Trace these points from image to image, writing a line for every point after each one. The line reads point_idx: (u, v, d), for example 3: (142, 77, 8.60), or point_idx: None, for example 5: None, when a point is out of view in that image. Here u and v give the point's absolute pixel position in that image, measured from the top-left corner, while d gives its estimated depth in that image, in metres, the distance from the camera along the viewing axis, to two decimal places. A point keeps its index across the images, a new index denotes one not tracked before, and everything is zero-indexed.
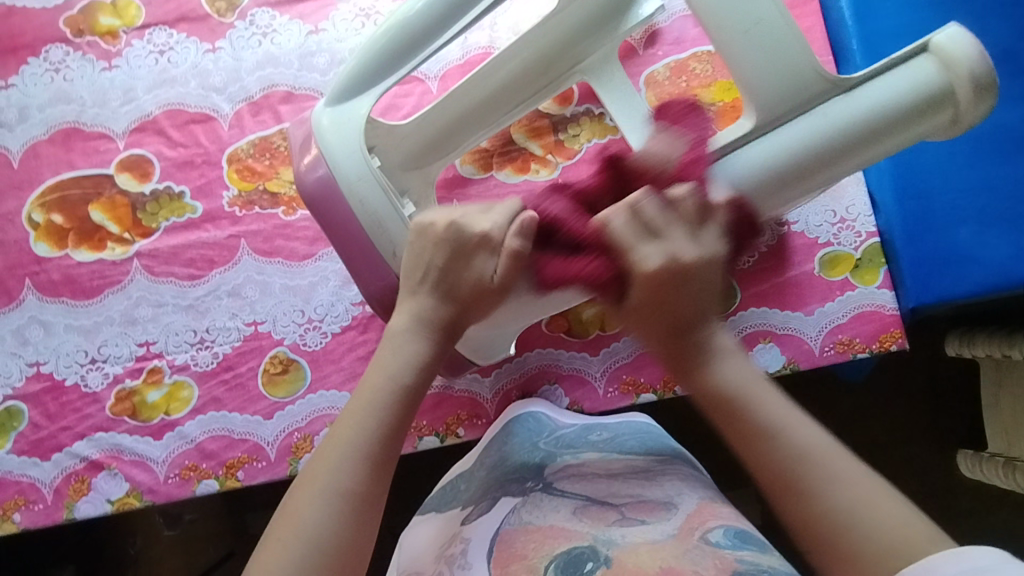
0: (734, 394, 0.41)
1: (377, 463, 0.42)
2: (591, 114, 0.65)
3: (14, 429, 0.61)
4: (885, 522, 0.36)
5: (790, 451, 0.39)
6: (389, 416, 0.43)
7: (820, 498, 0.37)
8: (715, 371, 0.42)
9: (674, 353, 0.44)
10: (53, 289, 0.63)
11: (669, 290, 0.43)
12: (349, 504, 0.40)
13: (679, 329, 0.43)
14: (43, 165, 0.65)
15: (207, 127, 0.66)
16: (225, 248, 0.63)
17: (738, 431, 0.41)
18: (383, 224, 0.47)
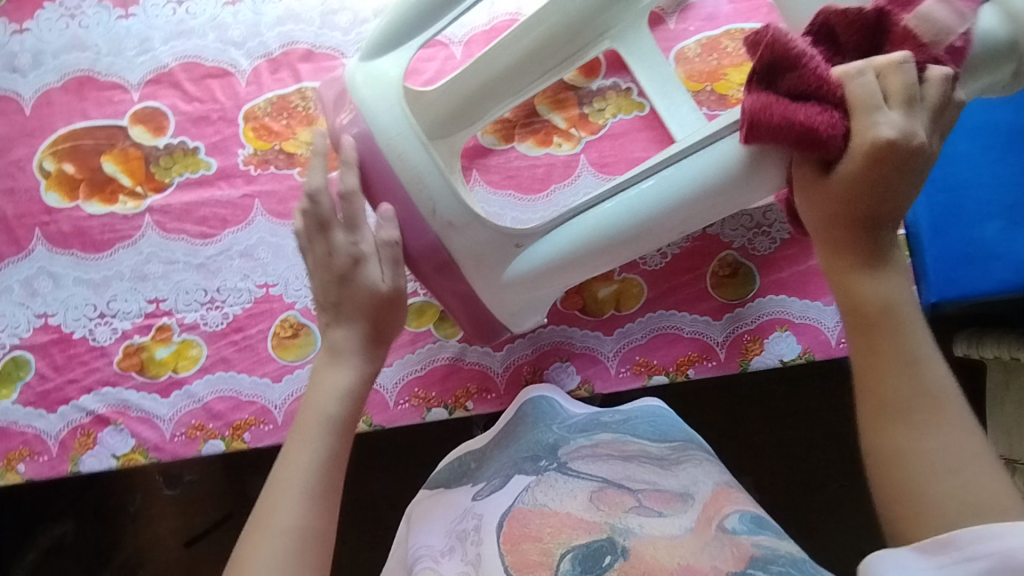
0: (889, 317, 0.40)
1: (318, 495, 0.46)
2: (618, 89, 0.63)
3: (20, 380, 0.60)
4: (971, 486, 0.36)
5: (925, 384, 0.39)
6: (326, 447, 0.47)
7: (915, 442, 0.37)
8: (879, 283, 0.41)
9: (833, 242, 0.42)
10: (63, 241, 0.62)
11: (874, 185, 0.40)
12: (297, 541, 0.44)
13: (876, 223, 0.41)
14: (56, 113, 0.64)
15: (224, 83, 0.64)
16: (239, 207, 0.62)
17: (872, 344, 0.40)
18: (425, 179, 0.47)
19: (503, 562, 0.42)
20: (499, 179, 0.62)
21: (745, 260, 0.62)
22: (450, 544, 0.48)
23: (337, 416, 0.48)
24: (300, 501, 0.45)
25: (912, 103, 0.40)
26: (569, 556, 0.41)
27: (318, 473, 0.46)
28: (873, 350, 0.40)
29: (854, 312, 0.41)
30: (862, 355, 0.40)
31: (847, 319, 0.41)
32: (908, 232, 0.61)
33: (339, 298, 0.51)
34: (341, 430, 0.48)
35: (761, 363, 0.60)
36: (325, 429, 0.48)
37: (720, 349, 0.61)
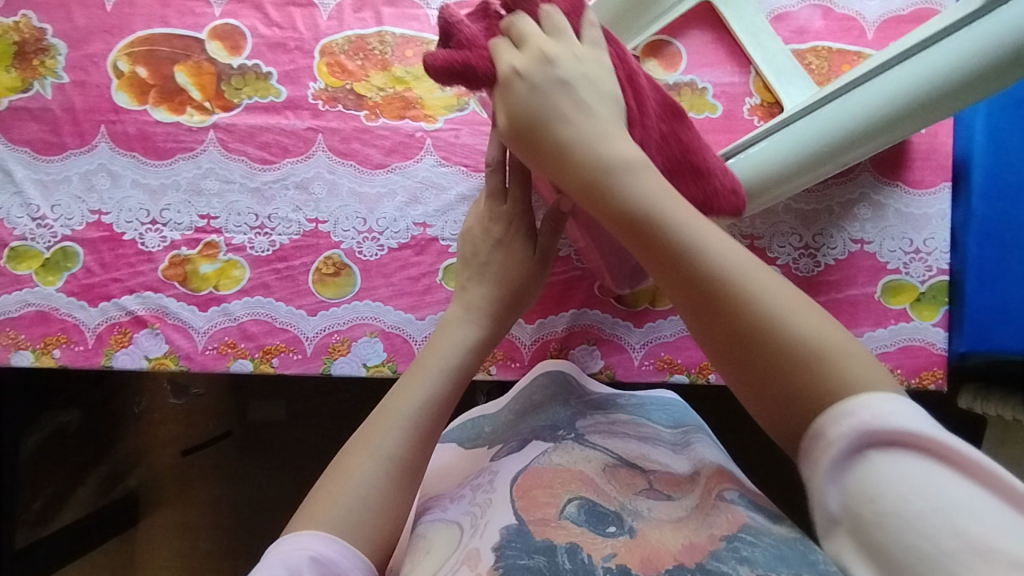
0: (645, 211, 0.40)
1: (423, 434, 0.47)
2: (693, 87, 0.63)
3: (67, 269, 0.62)
4: (827, 360, 0.35)
5: (704, 275, 0.38)
6: (441, 388, 0.49)
7: (739, 356, 0.37)
8: (621, 181, 0.41)
9: (593, 195, 0.41)
10: (126, 142, 0.63)
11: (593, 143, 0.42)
12: (397, 468, 0.45)
13: (596, 185, 0.41)
14: (136, 14, 0.64)
15: (306, 13, 0.64)
16: (301, 139, 0.63)
17: (679, 284, 0.39)
18: None
19: (512, 505, 0.45)
20: None
21: (785, 277, 0.63)
22: (461, 493, 0.50)
23: (456, 363, 0.51)
24: (403, 430, 0.46)
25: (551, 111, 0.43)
26: (576, 501, 0.44)
27: (428, 412, 0.48)
28: (709, 312, 0.38)
29: (652, 248, 0.40)
30: (695, 305, 0.38)
31: (631, 240, 0.40)
32: (952, 278, 0.62)
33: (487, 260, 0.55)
34: (457, 378, 0.50)
35: None
36: (443, 371, 0.50)
37: None
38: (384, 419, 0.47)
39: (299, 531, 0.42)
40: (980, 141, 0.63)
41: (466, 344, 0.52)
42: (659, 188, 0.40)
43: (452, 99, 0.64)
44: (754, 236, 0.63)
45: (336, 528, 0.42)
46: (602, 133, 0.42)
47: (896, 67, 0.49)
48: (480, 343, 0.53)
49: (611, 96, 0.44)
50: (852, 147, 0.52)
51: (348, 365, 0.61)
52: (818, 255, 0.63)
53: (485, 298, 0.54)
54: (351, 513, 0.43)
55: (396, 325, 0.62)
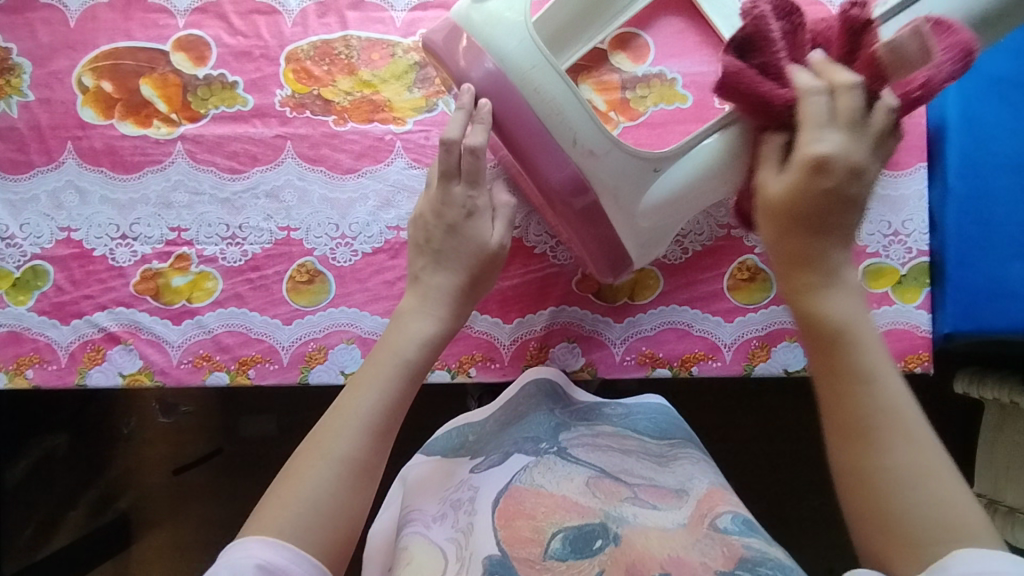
0: (841, 330, 0.44)
1: (376, 434, 0.46)
2: (663, 78, 0.63)
3: (37, 288, 0.61)
4: (952, 525, 0.38)
5: (843, 333, 0.44)
6: (394, 386, 0.48)
7: (902, 496, 0.40)
8: (829, 300, 0.44)
9: (792, 258, 0.46)
10: (93, 157, 0.62)
11: (826, 194, 0.44)
12: (350, 468, 0.44)
13: (817, 229, 0.45)
14: (99, 29, 0.64)
15: (270, 20, 0.64)
16: (270, 147, 0.62)
17: (828, 361, 0.44)
18: (564, 112, 0.49)
19: (495, 535, 0.43)
20: None
21: (765, 267, 0.62)
22: (442, 511, 0.48)
23: (416, 361, 0.50)
24: (358, 432, 0.45)
25: (853, 126, 0.44)
26: (560, 535, 0.43)
27: (386, 411, 0.47)
28: (827, 370, 0.44)
29: (806, 325, 0.45)
30: (822, 370, 0.44)
31: (806, 337, 0.45)
32: (932, 260, 0.61)
33: (440, 246, 0.54)
34: (411, 374, 0.49)
35: (764, 370, 0.61)
36: (398, 369, 0.49)
37: (727, 351, 0.61)
38: (337, 419, 0.46)
39: (248, 536, 0.41)
40: (952, 119, 0.62)
41: (425, 339, 0.51)
42: (842, 266, 0.45)
43: (421, 100, 0.63)
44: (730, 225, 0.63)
45: (286, 534, 0.41)
46: (852, 198, 0.44)
47: (884, 25, 0.49)
48: (440, 336, 0.52)
49: (851, 220, 0.45)
50: (862, 105, 0.51)
51: (326, 373, 0.60)
52: None
53: (445, 287, 0.53)
54: (301, 520, 0.42)
55: (372, 330, 0.61)
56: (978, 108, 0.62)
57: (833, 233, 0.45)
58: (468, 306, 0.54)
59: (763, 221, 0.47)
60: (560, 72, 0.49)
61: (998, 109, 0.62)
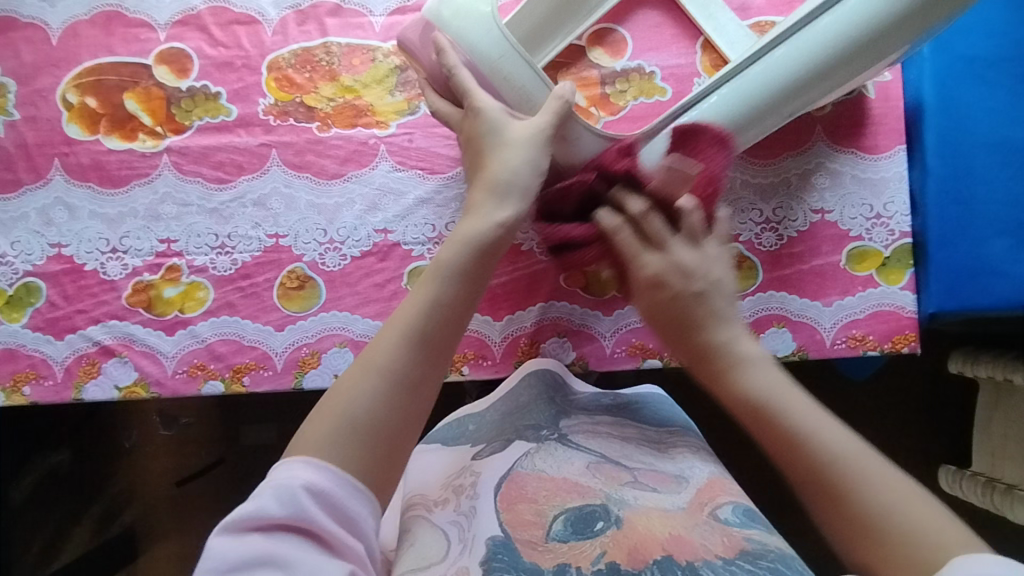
0: (761, 403, 0.47)
1: (421, 346, 0.46)
2: (641, 72, 0.63)
3: (31, 305, 0.62)
4: (914, 530, 0.40)
5: (761, 398, 0.47)
6: (450, 293, 0.48)
7: (852, 520, 0.41)
8: (746, 376, 0.48)
9: (696, 356, 0.51)
10: (81, 173, 0.63)
11: (678, 321, 0.52)
12: (392, 383, 0.45)
13: (685, 322, 0.52)
14: (81, 46, 0.64)
15: (251, 30, 0.65)
16: (256, 156, 0.63)
17: (763, 430, 0.46)
18: (530, 96, 0.53)
19: (498, 517, 0.44)
20: None
21: (750, 254, 0.62)
22: (444, 496, 0.48)
23: (455, 264, 0.48)
24: (404, 342, 0.46)
25: (647, 238, 0.53)
26: (562, 517, 0.43)
27: (426, 314, 0.47)
28: (772, 451, 0.46)
29: (736, 415, 0.48)
30: (764, 441, 0.46)
31: (740, 417, 0.48)
32: (914, 240, 0.62)
33: (472, 154, 0.53)
34: (462, 281, 0.48)
35: None
36: (444, 275, 0.48)
37: None
38: (389, 326, 0.47)
39: (288, 457, 0.42)
40: (929, 100, 0.63)
41: (464, 241, 0.49)
42: (733, 341, 0.50)
43: (403, 104, 0.64)
44: None
45: (322, 450, 0.42)
46: (725, 316, 0.52)
47: (823, 16, 0.52)
48: (490, 237, 0.49)
49: (723, 283, 0.53)
50: (790, 99, 0.54)
51: (320, 377, 0.61)
52: (780, 229, 0.63)
53: (495, 175, 0.51)
54: (341, 428, 0.43)
55: (365, 333, 0.61)
56: (954, 88, 0.63)
57: (719, 324, 0.51)
58: (513, 203, 0.50)
59: (657, 327, 0.54)
60: (526, 61, 0.52)
61: (972, 89, 0.63)
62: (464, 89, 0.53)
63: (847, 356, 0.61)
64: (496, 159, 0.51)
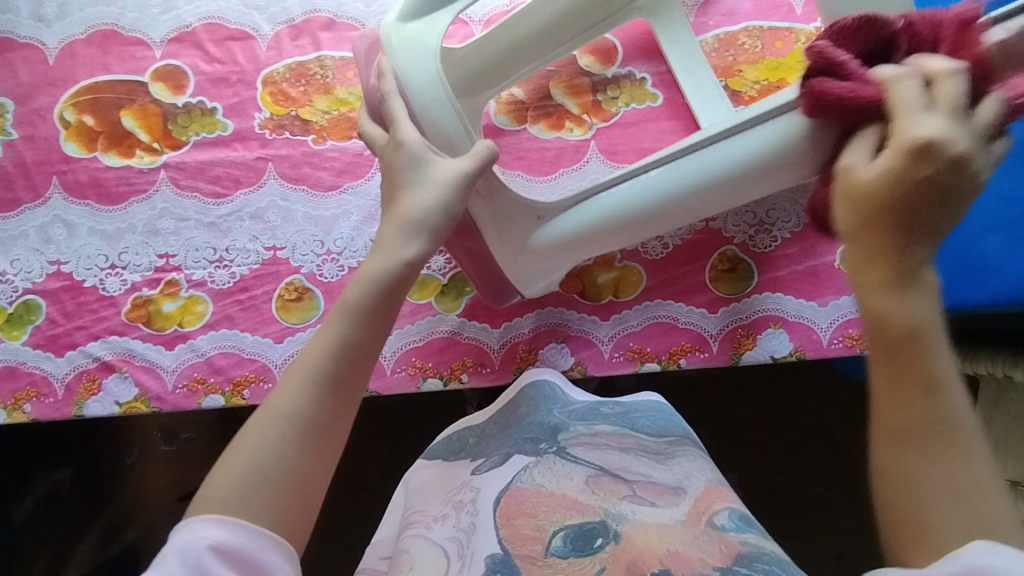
0: (913, 334, 0.39)
1: (329, 387, 0.42)
2: (632, 79, 0.64)
3: (30, 323, 0.62)
4: (970, 514, 0.37)
5: (921, 341, 0.39)
6: (349, 334, 0.44)
7: (922, 489, 0.37)
8: (915, 300, 0.40)
9: (871, 250, 0.40)
10: (79, 191, 0.63)
11: (920, 183, 0.39)
12: (298, 427, 0.41)
13: (902, 224, 0.40)
14: (78, 65, 0.65)
15: (245, 46, 0.65)
16: (252, 170, 0.64)
17: (895, 364, 0.39)
18: (454, 142, 0.48)
19: (496, 534, 0.44)
20: (508, 159, 0.63)
21: (744, 255, 0.63)
22: (444, 512, 0.49)
23: (362, 305, 0.44)
24: (308, 385, 0.42)
25: (929, 91, 0.40)
26: (561, 533, 0.43)
27: (333, 358, 0.43)
28: (891, 384, 0.39)
29: (880, 330, 0.40)
30: (882, 375, 0.40)
31: (869, 337, 0.41)
32: None
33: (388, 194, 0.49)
34: (368, 316, 0.44)
35: (752, 358, 0.61)
36: (347, 310, 0.44)
37: (713, 342, 0.62)
38: (292, 372, 0.43)
39: (197, 513, 0.39)
40: None
41: (371, 279, 0.45)
42: (922, 266, 0.40)
43: None
44: (708, 218, 0.64)
45: (233, 506, 0.39)
46: (954, 220, 0.40)
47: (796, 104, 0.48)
48: (396, 275, 0.45)
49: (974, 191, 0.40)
50: (724, 190, 0.51)
51: None
52: (774, 230, 0.63)
53: (410, 216, 0.46)
54: (250, 482, 0.39)
55: None
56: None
57: (926, 237, 0.40)
58: (422, 243, 0.46)
59: (840, 207, 0.42)
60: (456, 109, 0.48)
61: None
62: (392, 116, 0.49)
63: (845, 355, 0.61)
64: (410, 196, 0.47)
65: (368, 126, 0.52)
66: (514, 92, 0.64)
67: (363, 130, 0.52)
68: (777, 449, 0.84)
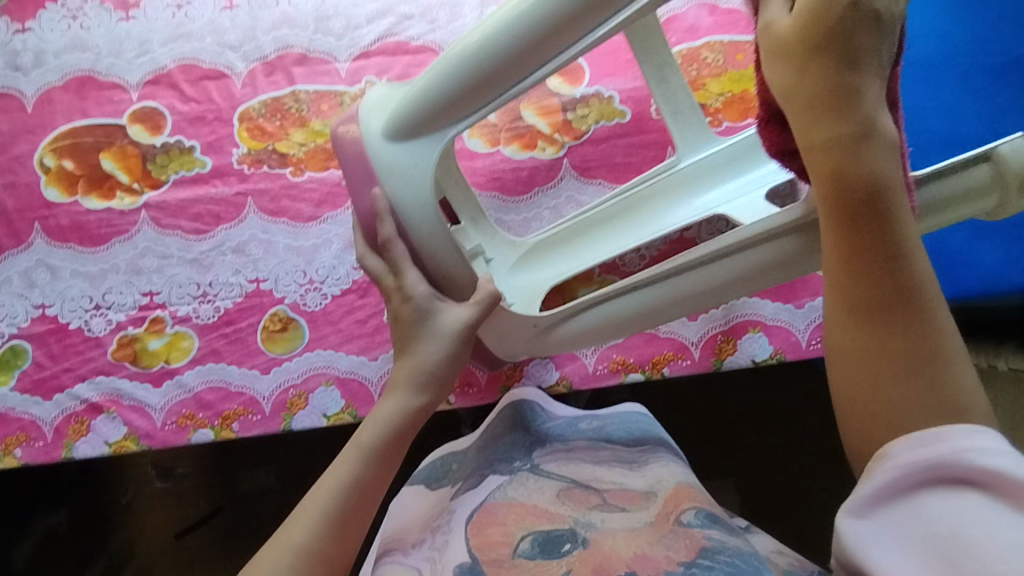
0: (876, 196, 0.35)
1: (335, 527, 0.46)
2: (600, 97, 0.66)
3: (17, 367, 0.62)
4: (926, 400, 0.33)
5: (866, 182, 0.35)
6: (361, 478, 0.47)
7: (888, 386, 0.33)
8: (871, 155, 0.36)
9: (830, 138, 0.36)
10: (61, 235, 0.64)
11: (840, 27, 0.37)
12: (306, 561, 0.45)
13: (840, 88, 0.37)
14: (56, 111, 0.66)
15: (221, 84, 0.67)
16: (232, 205, 0.65)
17: (857, 235, 0.35)
18: (454, 278, 0.49)
19: (467, 544, 0.44)
20: (483, 181, 0.65)
21: None
22: (422, 537, 0.49)
23: (375, 447, 0.48)
24: (318, 523, 0.46)
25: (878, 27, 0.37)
26: (529, 538, 0.44)
27: (343, 497, 0.47)
28: (849, 270, 0.35)
29: (842, 185, 0.36)
30: (836, 246, 0.36)
31: (829, 209, 0.36)
32: None
33: (399, 340, 0.51)
34: (378, 461, 0.48)
35: (733, 363, 0.62)
36: (358, 457, 0.48)
37: (695, 349, 0.63)
38: (304, 511, 0.47)
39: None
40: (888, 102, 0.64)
41: (383, 422, 0.49)
42: (875, 112, 0.36)
43: None
44: None
45: None
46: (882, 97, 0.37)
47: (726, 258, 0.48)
48: (406, 419, 0.49)
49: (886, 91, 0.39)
50: (658, 316, 0.52)
51: (309, 418, 0.61)
52: None
53: (425, 365, 0.50)
54: None
55: (350, 369, 0.62)
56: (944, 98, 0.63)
57: (867, 62, 0.37)
58: (431, 394, 0.50)
59: (777, 64, 0.39)
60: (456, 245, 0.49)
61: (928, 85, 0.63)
62: (398, 265, 0.49)
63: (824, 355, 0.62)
64: (420, 350, 0.50)
65: (367, 255, 0.52)
66: (486, 116, 0.66)
67: (363, 260, 0.52)
68: (766, 452, 0.85)
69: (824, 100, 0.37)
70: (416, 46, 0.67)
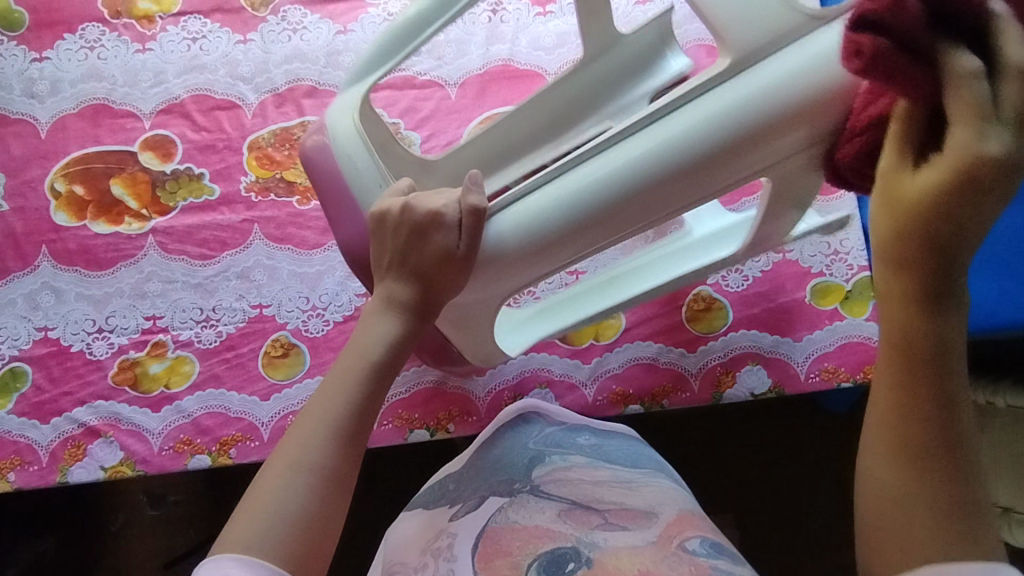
0: (938, 350, 0.34)
1: (350, 440, 0.41)
2: None
3: (16, 391, 0.62)
4: (944, 533, 0.33)
5: (927, 342, 0.34)
6: (361, 398, 0.42)
7: (917, 517, 0.34)
8: (946, 319, 0.34)
9: (905, 259, 0.33)
10: (68, 258, 0.65)
11: (955, 206, 0.30)
12: (321, 480, 0.39)
13: (942, 246, 0.32)
14: (70, 138, 0.68)
15: (232, 114, 0.68)
16: (238, 231, 0.66)
17: (914, 377, 0.35)
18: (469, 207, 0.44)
19: None
20: None
21: (718, 296, 0.65)
22: (424, 561, 0.48)
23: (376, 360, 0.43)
24: (327, 438, 0.40)
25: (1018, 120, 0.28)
26: (535, 564, 0.43)
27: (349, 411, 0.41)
28: (893, 396, 0.35)
29: (909, 353, 0.35)
30: (891, 385, 0.36)
31: (893, 346, 0.36)
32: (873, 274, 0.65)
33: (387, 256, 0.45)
34: (378, 380, 0.43)
35: (732, 396, 0.63)
36: (364, 373, 0.42)
37: (694, 380, 0.63)
38: (293, 441, 0.40)
39: (222, 553, 0.37)
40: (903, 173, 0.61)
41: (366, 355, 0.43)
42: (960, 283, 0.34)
43: None
44: None
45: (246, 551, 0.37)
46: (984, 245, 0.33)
47: None
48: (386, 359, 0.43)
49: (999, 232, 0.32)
50: None
51: None
52: (744, 269, 0.66)
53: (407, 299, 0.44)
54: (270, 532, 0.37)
55: None
56: None
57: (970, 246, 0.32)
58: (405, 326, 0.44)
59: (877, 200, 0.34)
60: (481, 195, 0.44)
61: None
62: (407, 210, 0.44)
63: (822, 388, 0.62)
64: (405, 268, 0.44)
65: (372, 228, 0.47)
66: None
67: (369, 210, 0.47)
68: (766, 486, 0.84)
69: (935, 251, 0.32)
70: (423, 80, 0.70)
